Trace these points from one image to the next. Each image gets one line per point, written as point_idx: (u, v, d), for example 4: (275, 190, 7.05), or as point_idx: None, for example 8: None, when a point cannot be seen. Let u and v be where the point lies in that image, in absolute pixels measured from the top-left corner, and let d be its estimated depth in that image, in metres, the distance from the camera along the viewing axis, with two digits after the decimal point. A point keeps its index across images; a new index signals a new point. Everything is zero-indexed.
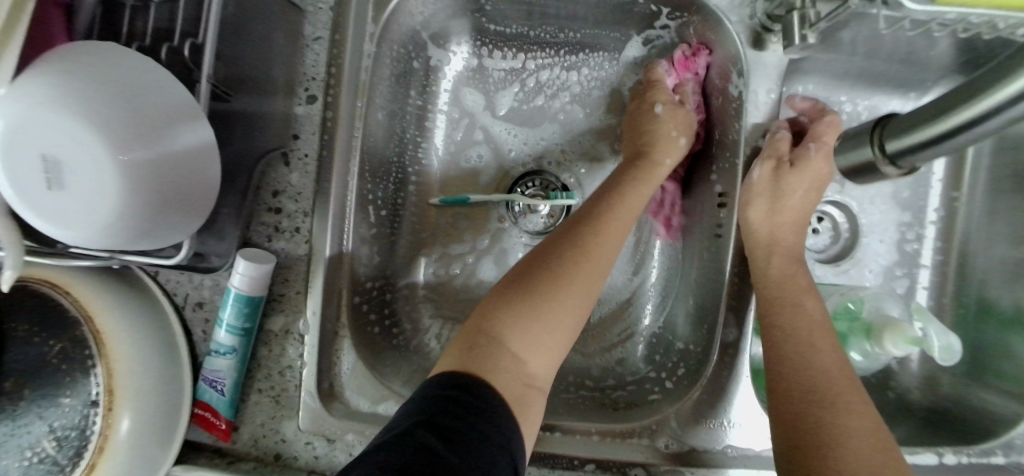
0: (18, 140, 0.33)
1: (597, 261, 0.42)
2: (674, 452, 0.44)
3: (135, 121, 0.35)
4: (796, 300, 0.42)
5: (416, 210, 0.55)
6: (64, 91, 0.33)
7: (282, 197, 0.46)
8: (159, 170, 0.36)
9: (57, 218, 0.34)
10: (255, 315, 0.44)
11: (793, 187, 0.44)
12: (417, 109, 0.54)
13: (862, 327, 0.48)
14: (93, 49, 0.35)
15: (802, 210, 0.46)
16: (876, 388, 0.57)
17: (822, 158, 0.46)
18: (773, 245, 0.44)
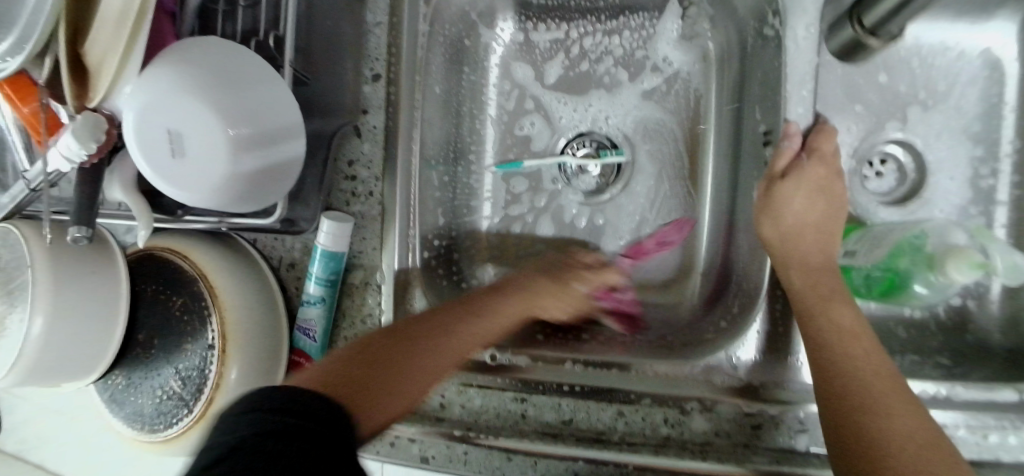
0: (147, 118, 0.40)
1: (500, 316, 0.47)
2: (732, 386, 0.47)
3: (237, 98, 0.41)
4: (801, 262, 0.44)
5: (476, 177, 0.59)
6: (182, 76, 0.40)
7: (356, 167, 0.51)
8: (258, 140, 0.42)
9: (181, 182, 0.41)
10: (339, 269, 0.49)
11: (796, 201, 0.45)
12: (471, 84, 0.58)
13: (924, 258, 0.47)
14: (202, 43, 0.41)
15: (821, 222, 0.46)
16: (951, 331, 0.55)
17: (826, 164, 0.45)
18: (788, 258, 0.44)
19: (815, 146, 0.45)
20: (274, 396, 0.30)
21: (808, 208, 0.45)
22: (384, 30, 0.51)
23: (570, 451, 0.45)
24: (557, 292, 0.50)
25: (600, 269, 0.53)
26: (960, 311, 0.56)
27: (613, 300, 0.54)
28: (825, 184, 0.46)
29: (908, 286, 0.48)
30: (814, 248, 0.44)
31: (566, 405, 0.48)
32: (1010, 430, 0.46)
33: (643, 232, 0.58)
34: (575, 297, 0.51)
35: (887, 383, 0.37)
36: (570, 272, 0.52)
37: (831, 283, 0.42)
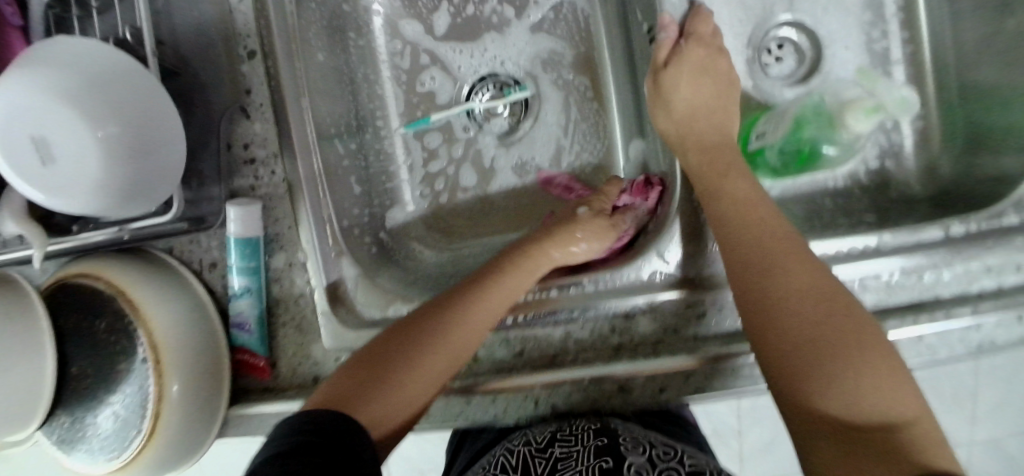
0: (7, 125, 0.37)
1: (502, 292, 0.45)
2: (668, 282, 0.47)
3: (103, 96, 0.39)
4: (697, 142, 0.47)
5: (385, 143, 0.58)
6: (38, 78, 0.38)
7: (252, 148, 0.49)
8: (132, 138, 0.40)
9: (55, 189, 0.39)
10: (258, 255, 0.48)
11: (687, 80, 0.48)
12: (359, 50, 0.57)
13: (825, 119, 0.49)
14: (57, 43, 0.39)
15: (713, 102, 0.49)
16: (875, 191, 0.57)
17: (709, 43, 0.48)
18: (686, 139, 0.48)
19: (696, 30, 0.48)
20: (303, 420, 0.36)
21: (698, 86, 0.48)
22: (251, 6, 0.47)
23: (526, 380, 0.46)
24: (531, 252, 0.48)
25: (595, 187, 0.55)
26: (878, 170, 0.57)
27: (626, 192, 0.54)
28: (712, 64, 0.49)
29: (819, 163, 0.51)
30: (711, 127, 0.48)
31: (513, 337, 0.48)
32: (943, 267, 0.47)
33: (564, 161, 0.59)
34: (583, 221, 0.51)
35: (785, 247, 0.40)
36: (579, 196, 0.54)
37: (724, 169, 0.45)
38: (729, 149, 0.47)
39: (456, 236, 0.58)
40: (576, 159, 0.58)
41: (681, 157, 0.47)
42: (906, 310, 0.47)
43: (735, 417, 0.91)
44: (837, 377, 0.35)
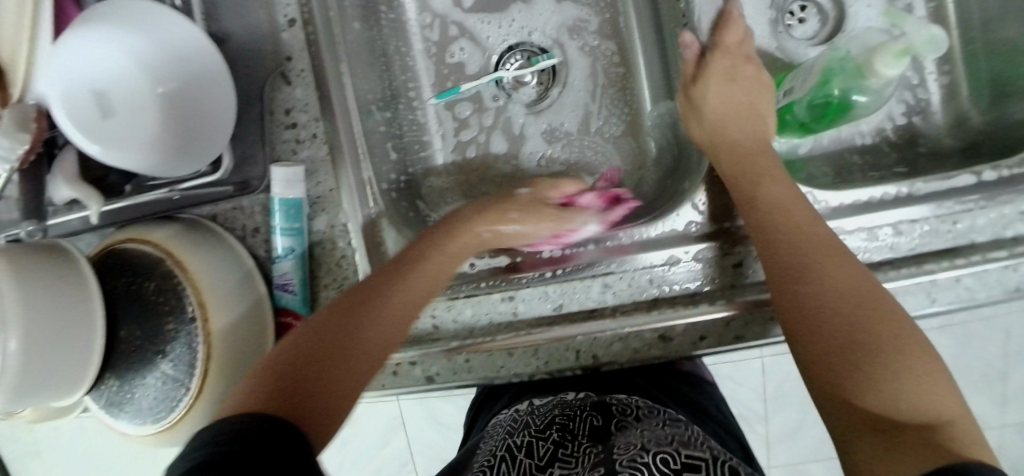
0: (74, 77, 0.41)
1: (439, 269, 0.46)
2: (702, 232, 0.48)
3: (166, 64, 0.43)
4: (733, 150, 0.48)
5: (416, 113, 0.59)
6: (113, 41, 0.42)
7: (293, 113, 0.50)
8: (185, 104, 0.44)
9: (107, 141, 0.42)
10: (302, 217, 0.50)
11: (716, 88, 0.50)
12: (391, 23, 0.58)
13: (853, 68, 0.48)
14: (129, 6, 0.42)
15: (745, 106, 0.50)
16: (904, 147, 0.57)
17: (735, 48, 0.50)
18: (719, 144, 0.49)
19: (721, 41, 0.49)
20: (224, 428, 0.31)
21: (727, 93, 0.50)
22: None
23: (566, 331, 0.47)
24: (453, 231, 0.49)
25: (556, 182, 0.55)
26: (907, 126, 0.58)
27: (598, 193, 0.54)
28: (740, 71, 0.51)
29: (851, 107, 0.51)
30: (742, 131, 0.49)
31: (552, 292, 0.49)
32: (977, 211, 0.47)
33: (593, 127, 0.59)
34: (518, 202, 0.52)
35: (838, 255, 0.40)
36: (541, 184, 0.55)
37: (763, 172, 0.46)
38: (763, 155, 0.48)
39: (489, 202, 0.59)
40: (605, 123, 0.59)
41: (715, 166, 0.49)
42: (942, 254, 0.48)
43: (762, 397, 0.90)
44: (881, 380, 0.34)
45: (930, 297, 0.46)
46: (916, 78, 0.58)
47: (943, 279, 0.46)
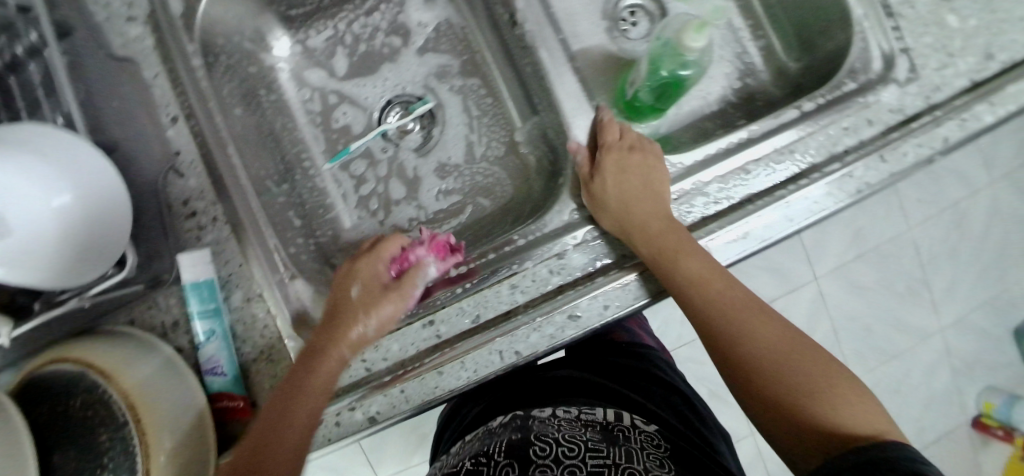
0: None
1: (319, 380, 0.48)
2: (582, 217, 0.54)
3: (64, 180, 0.44)
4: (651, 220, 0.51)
5: (314, 180, 0.63)
6: (6, 161, 0.42)
7: (191, 202, 0.53)
8: (85, 214, 0.45)
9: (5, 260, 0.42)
10: (216, 297, 0.52)
11: (617, 179, 0.52)
12: (273, 103, 0.62)
13: (670, 51, 0.55)
14: (31, 132, 0.43)
15: (653, 188, 0.52)
16: (744, 104, 0.67)
17: (616, 135, 0.54)
18: (632, 231, 0.50)
19: (603, 140, 0.54)
20: None
21: (628, 182, 0.52)
22: (166, 78, 0.53)
23: (483, 337, 0.51)
24: (329, 340, 0.49)
25: (370, 257, 0.54)
26: (743, 87, 0.67)
27: (419, 245, 0.55)
28: (633, 158, 0.53)
29: (690, 82, 0.58)
30: (652, 214, 0.51)
31: (467, 306, 0.52)
32: (807, 136, 0.56)
33: (478, 154, 0.64)
34: (365, 285, 0.53)
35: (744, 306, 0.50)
36: (348, 278, 0.53)
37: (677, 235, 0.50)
38: (676, 231, 0.50)
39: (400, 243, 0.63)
40: (486, 147, 0.64)
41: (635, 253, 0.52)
42: (793, 180, 0.55)
43: None
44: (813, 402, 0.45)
45: (787, 218, 0.54)
46: (736, 49, 0.68)
47: (792, 201, 0.54)
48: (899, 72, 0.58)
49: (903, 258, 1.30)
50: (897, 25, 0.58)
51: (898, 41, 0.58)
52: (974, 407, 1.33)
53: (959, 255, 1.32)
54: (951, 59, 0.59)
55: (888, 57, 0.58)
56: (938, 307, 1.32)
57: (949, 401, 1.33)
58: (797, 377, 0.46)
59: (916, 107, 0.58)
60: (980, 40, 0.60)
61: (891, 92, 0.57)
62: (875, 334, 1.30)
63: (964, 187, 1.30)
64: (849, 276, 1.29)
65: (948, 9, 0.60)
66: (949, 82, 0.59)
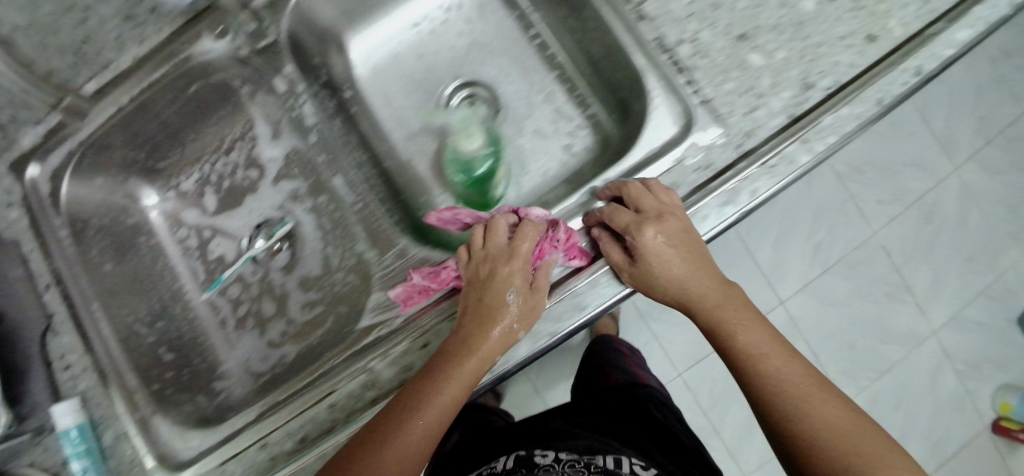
0: None
1: (445, 398, 0.48)
2: (390, 330, 0.55)
3: None
4: (723, 293, 0.53)
5: (193, 309, 0.71)
6: None
7: (66, 356, 0.60)
8: None
9: None
10: (88, 436, 0.57)
11: (653, 256, 0.51)
12: (150, 248, 0.71)
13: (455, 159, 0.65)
14: None
15: (695, 256, 0.52)
16: (580, 173, 0.64)
17: (628, 213, 0.52)
18: (688, 292, 0.53)
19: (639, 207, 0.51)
20: None
21: (670, 258, 0.52)
22: (39, 252, 0.62)
23: (303, 458, 0.53)
24: (457, 356, 0.50)
25: (513, 259, 0.53)
26: (577, 162, 0.65)
27: (553, 243, 0.53)
28: (661, 225, 0.50)
29: (497, 168, 0.65)
30: (705, 284, 0.53)
31: (292, 427, 0.54)
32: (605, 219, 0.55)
33: (334, 265, 0.68)
34: (512, 281, 0.52)
35: (798, 381, 0.49)
36: (498, 283, 0.52)
37: (744, 309, 0.53)
38: (730, 302, 0.53)
39: (272, 358, 0.68)
40: (337, 257, 0.68)
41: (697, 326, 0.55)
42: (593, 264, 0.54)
43: (701, 408, 1.19)
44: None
45: (577, 307, 0.54)
46: (568, 123, 0.67)
47: (580, 290, 0.54)
48: (700, 138, 0.55)
49: (876, 264, 1.29)
50: (691, 80, 0.55)
51: (695, 94, 0.55)
52: (989, 410, 1.29)
53: (938, 254, 1.31)
54: (760, 99, 0.55)
55: (687, 120, 0.55)
56: (924, 309, 1.30)
57: (963, 407, 1.29)
58: (862, 454, 0.45)
59: (727, 159, 0.55)
60: (788, 75, 0.56)
61: (693, 150, 0.55)
62: (859, 351, 1.28)
63: (930, 178, 1.31)
64: (819, 293, 1.28)
65: (748, 48, 0.56)
66: (763, 123, 0.55)
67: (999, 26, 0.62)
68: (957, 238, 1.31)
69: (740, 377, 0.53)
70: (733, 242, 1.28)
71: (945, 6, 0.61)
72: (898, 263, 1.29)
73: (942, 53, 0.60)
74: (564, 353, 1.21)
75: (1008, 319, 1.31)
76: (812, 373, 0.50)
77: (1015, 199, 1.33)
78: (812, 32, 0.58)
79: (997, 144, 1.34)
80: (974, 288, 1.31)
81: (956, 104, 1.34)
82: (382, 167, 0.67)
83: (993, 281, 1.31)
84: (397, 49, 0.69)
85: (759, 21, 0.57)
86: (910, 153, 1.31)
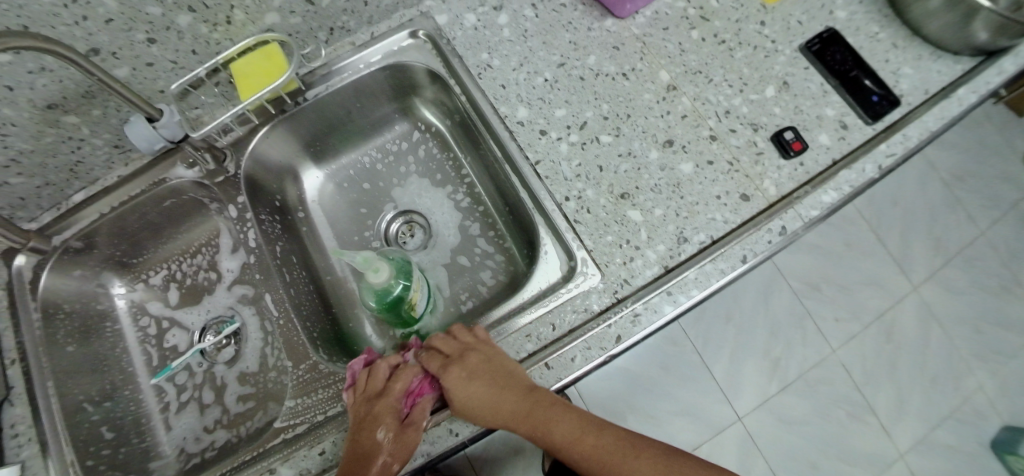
0: None
1: None
2: (296, 434, 0.60)
3: None
4: (534, 397, 0.55)
5: (141, 393, 0.77)
6: None
7: (14, 426, 0.64)
8: None
9: None
10: None
11: (458, 388, 0.56)
12: (113, 332, 0.79)
13: (384, 294, 0.64)
14: None
15: (499, 376, 0.56)
16: (490, 299, 0.72)
17: (438, 357, 0.60)
18: (504, 414, 0.55)
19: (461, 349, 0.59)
20: None
21: (475, 385, 0.56)
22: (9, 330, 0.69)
23: None
24: None
25: (385, 396, 0.56)
26: (489, 287, 0.73)
27: (428, 382, 0.59)
28: (463, 361, 0.57)
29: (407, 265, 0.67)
30: (510, 399, 0.55)
31: None
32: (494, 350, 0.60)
33: (270, 364, 0.77)
34: (386, 419, 0.54)
35: (616, 449, 0.54)
36: (372, 421, 0.54)
37: (557, 404, 0.55)
38: (540, 404, 0.55)
39: (204, 446, 0.74)
40: (275, 357, 0.76)
41: (522, 434, 0.56)
42: None
43: None
44: None
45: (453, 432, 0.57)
46: (488, 253, 0.74)
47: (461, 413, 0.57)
48: (581, 282, 0.60)
49: (836, 382, 1.29)
50: (575, 232, 0.62)
51: (580, 247, 0.62)
52: None
53: (899, 372, 1.32)
54: (638, 250, 0.62)
55: (570, 265, 0.62)
56: (889, 430, 1.29)
57: None
58: None
59: (603, 303, 0.60)
60: (663, 230, 0.63)
61: (579, 292, 0.60)
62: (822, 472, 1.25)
63: (888, 296, 1.36)
64: (778, 409, 1.26)
65: (628, 205, 0.64)
66: (639, 273, 0.61)
67: (863, 188, 0.68)
68: (919, 357, 1.34)
69: (575, 465, 0.55)
70: (689, 354, 1.28)
71: (817, 169, 0.68)
72: (859, 382, 1.30)
73: (809, 214, 0.65)
74: (517, 455, 1.22)
75: (976, 443, 1.31)
76: (629, 440, 0.55)
77: (971, 319, 1.38)
78: (689, 192, 0.65)
79: (958, 263, 1.40)
80: (941, 411, 1.31)
81: (911, 226, 1.41)
82: (322, 281, 0.76)
83: (960, 403, 1.32)
84: (346, 177, 0.81)
85: (640, 182, 0.65)
86: (865, 270, 1.37)
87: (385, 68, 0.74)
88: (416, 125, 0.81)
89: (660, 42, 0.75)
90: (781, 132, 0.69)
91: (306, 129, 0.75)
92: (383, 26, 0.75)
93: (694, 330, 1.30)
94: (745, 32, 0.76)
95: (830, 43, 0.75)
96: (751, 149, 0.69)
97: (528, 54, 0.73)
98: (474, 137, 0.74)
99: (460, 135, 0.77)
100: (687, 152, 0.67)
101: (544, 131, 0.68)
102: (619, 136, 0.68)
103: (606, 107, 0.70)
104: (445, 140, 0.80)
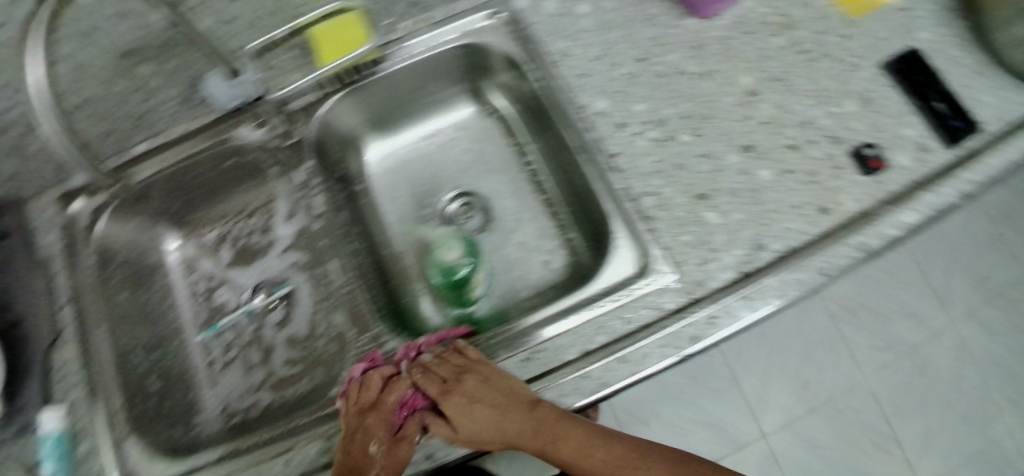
0: None
1: None
2: None
3: None
4: (536, 417, 0.52)
5: (186, 348, 0.77)
6: None
7: (66, 367, 0.65)
8: None
9: None
10: (71, 448, 0.61)
11: (455, 406, 0.54)
12: (162, 286, 0.79)
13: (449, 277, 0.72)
14: None
15: (496, 394, 0.53)
16: (550, 289, 0.70)
17: (433, 375, 0.57)
18: (504, 434, 0.53)
19: (460, 367, 0.56)
20: None
21: (474, 404, 0.53)
22: (66, 274, 0.70)
23: None
24: None
25: (377, 411, 0.55)
26: (550, 276, 0.71)
27: (420, 397, 0.56)
28: (462, 380, 0.55)
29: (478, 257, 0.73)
30: (512, 418, 0.52)
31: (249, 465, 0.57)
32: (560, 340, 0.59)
33: (318, 331, 0.75)
34: (376, 437, 0.53)
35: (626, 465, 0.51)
36: (363, 437, 0.53)
37: (563, 423, 0.52)
38: (545, 423, 0.52)
39: (243, 408, 0.73)
40: (323, 326, 0.75)
41: (529, 452, 0.53)
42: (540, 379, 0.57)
43: None
44: None
45: None
46: (550, 243, 0.73)
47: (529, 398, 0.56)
48: (656, 280, 0.59)
49: (863, 410, 1.27)
50: (651, 228, 0.61)
51: (654, 244, 0.61)
52: None
53: (931, 407, 1.29)
54: (713, 253, 0.60)
55: (645, 261, 0.61)
56: (915, 464, 1.26)
57: None
58: None
59: (677, 302, 0.58)
60: (741, 235, 0.61)
61: (654, 289, 0.59)
62: None
63: (925, 329, 1.33)
64: (802, 431, 1.25)
65: (705, 206, 0.62)
66: (714, 275, 0.59)
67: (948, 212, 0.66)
68: (953, 394, 1.30)
69: None
70: (717, 366, 1.27)
71: (900, 189, 0.66)
72: (888, 412, 1.28)
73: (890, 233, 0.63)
74: None
75: None
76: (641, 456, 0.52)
77: (1010, 361, 1.34)
78: (769, 199, 0.64)
79: (1000, 304, 1.37)
80: (970, 451, 1.28)
81: (954, 261, 1.38)
82: (379, 254, 0.75)
83: (991, 444, 1.29)
84: (408, 153, 0.80)
85: (718, 184, 0.64)
86: (902, 301, 1.35)
87: (461, 46, 0.73)
88: (483, 107, 0.81)
89: (744, 46, 0.73)
90: (864, 147, 0.67)
91: (377, 102, 0.76)
92: (462, 4, 0.74)
93: (729, 343, 1.28)
94: (832, 44, 0.74)
95: (920, 61, 0.72)
96: (833, 162, 0.67)
97: (609, 46, 0.72)
98: (544, 124, 0.73)
99: (530, 121, 0.76)
100: (767, 159, 0.66)
101: (622, 125, 0.67)
102: (699, 136, 0.66)
103: (686, 106, 0.68)
104: (511, 125, 0.79)
